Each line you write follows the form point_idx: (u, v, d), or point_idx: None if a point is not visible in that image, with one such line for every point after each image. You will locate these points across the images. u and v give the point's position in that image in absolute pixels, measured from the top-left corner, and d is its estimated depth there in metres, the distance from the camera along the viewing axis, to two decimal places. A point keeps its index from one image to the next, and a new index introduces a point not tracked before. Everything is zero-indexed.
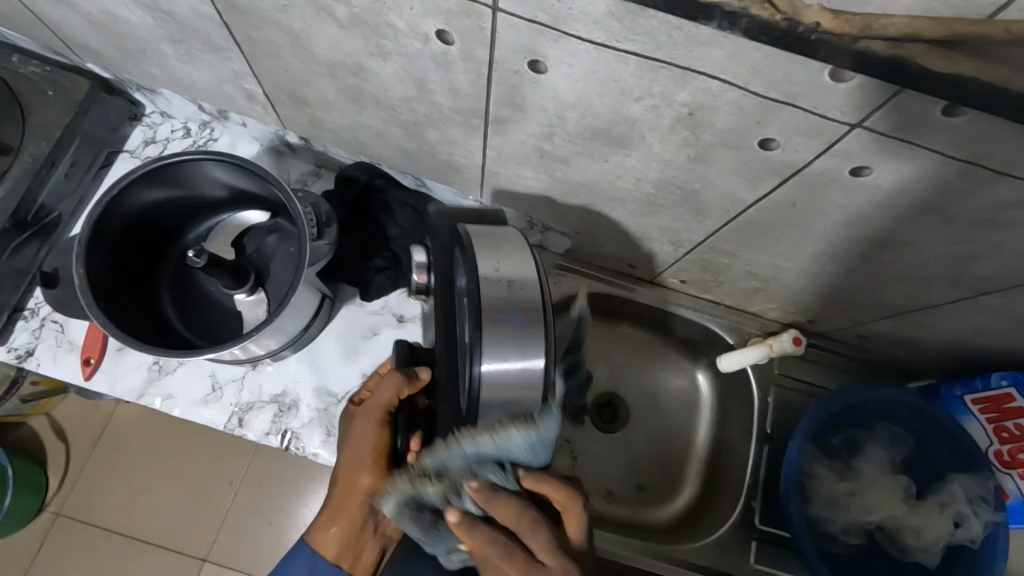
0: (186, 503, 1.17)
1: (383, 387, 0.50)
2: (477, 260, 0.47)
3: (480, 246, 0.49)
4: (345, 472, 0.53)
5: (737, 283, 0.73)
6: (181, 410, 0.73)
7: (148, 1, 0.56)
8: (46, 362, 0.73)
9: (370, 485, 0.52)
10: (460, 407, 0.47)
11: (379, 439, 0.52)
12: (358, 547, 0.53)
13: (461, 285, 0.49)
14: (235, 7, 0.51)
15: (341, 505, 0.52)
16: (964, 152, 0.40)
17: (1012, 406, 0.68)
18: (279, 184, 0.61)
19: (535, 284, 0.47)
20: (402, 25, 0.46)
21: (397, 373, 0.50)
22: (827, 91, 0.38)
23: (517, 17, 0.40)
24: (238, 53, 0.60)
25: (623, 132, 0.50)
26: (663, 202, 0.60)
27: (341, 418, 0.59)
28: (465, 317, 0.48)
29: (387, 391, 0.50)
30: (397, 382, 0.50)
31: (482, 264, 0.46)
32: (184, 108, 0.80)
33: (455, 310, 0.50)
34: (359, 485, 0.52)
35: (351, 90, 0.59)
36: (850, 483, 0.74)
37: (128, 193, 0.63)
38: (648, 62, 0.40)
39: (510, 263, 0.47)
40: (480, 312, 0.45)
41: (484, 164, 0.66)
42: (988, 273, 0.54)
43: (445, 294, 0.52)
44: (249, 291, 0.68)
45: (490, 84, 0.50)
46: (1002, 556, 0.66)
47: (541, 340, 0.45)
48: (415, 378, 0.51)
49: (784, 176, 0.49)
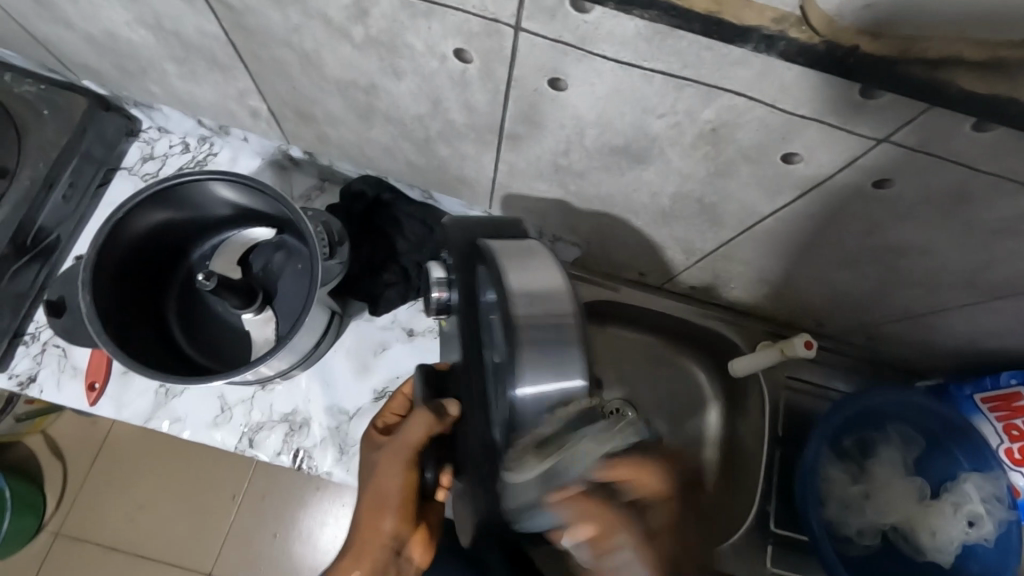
0: (190, 521, 1.15)
1: (411, 428, 0.50)
2: (504, 271, 0.44)
3: (504, 261, 0.45)
4: (366, 511, 0.53)
5: (749, 289, 0.73)
6: (191, 433, 0.72)
7: (151, 20, 0.54)
8: (49, 389, 0.72)
9: (392, 527, 0.52)
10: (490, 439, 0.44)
11: (407, 477, 0.51)
12: None
13: (490, 301, 0.49)
14: (244, 26, 0.50)
15: (361, 546, 0.52)
16: (991, 166, 0.40)
17: (1021, 404, 0.70)
18: (286, 203, 0.60)
19: (570, 301, 0.44)
20: (419, 45, 0.45)
21: (425, 412, 0.49)
22: (857, 109, 0.38)
23: (540, 37, 0.40)
24: (243, 70, 0.59)
25: (642, 147, 0.50)
26: (678, 213, 0.60)
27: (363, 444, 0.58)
28: (496, 337, 0.48)
29: (416, 431, 0.50)
30: (426, 421, 0.49)
31: (514, 280, 0.43)
32: (182, 123, 0.78)
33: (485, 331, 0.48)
34: (382, 526, 0.52)
35: (362, 107, 0.58)
36: (864, 485, 0.75)
37: (132, 216, 0.62)
38: (674, 81, 0.40)
39: (541, 275, 0.44)
40: (515, 330, 0.42)
41: (495, 177, 0.65)
42: (1007, 278, 0.54)
43: (473, 312, 0.50)
44: (258, 309, 0.67)
45: (508, 101, 0.49)
46: (1014, 553, 0.67)
47: (578, 359, 0.42)
48: (443, 416, 0.49)
49: (805, 189, 0.49)
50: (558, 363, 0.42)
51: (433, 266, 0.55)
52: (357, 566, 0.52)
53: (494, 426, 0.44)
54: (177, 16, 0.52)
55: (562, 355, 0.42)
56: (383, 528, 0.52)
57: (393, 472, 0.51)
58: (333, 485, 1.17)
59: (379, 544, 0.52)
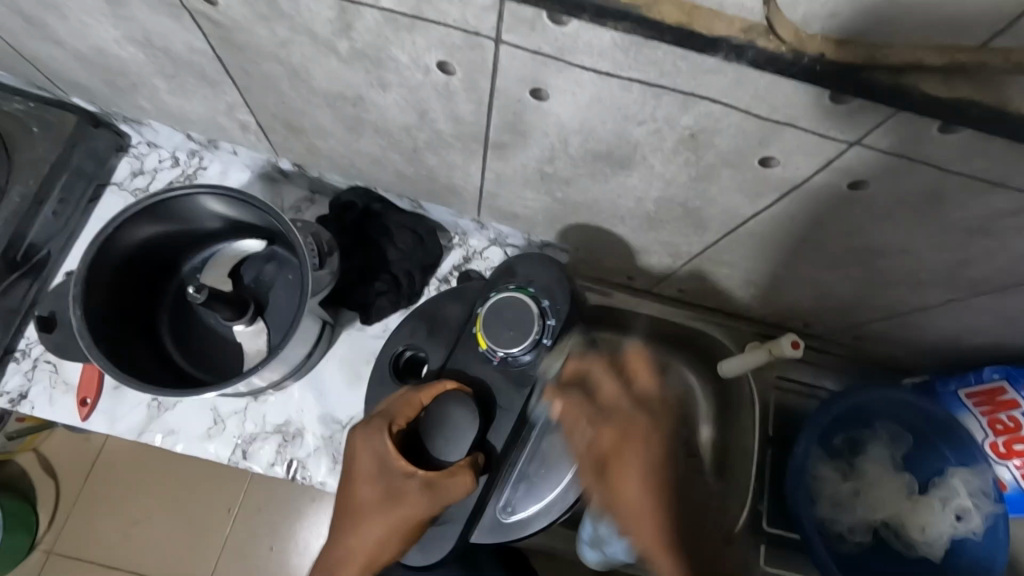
0: (185, 536, 1.14)
1: (456, 485, 0.54)
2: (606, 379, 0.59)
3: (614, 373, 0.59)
4: (373, 535, 0.55)
5: (735, 290, 0.74)
6: (184, 446, 0.72)
7: (140, 37, 0.55)
8: (41, 404, 0.72)
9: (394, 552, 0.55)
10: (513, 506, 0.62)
11: (423, 520, 0.55)
12: None
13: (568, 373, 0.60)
14: (231, 41, 0.51)
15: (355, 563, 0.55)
16: (960, 167, 0.41)
17: (1005, 399, 0.71)
18: (276, 215, 0.61)
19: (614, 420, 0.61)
20: (404, 58, 0.46)
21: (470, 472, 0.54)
22: (828, 114, 0.39)
23: (520, 49, 0.41)
24: (232, 85, 0.59)
25: (624, 154, 0.51)
26: (663, 217, 0.61)
27: (370, 441, 0.56)
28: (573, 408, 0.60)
29: (457, 488, 0.54)
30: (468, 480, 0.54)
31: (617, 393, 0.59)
32: (172, 137, 0.78)
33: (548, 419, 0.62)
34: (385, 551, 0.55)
35: (350, 119, 0.59)
36: (853, 483, 0.76)
37: (122, 230, 0.62)
38: (652, 89, 0.41)
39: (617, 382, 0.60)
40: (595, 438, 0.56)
41: (483, 185, 0.66)
42: (984, 274, 0.56)
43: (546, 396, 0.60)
44: (249, 321, 0.67)
45: (492, 111, 0.50)
46: (1001, 546, 0.69)
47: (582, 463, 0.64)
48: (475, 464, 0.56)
49: (783, 192, 0.50)
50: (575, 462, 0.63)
51: (523, 303, 0.57)
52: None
53: (525, 494, 0.62)
54: (166, 33, 0.53)
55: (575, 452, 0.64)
56: (387, 552, 0.55)
57: (413, 516, 0.54)
58: (329, 496, 1.17)
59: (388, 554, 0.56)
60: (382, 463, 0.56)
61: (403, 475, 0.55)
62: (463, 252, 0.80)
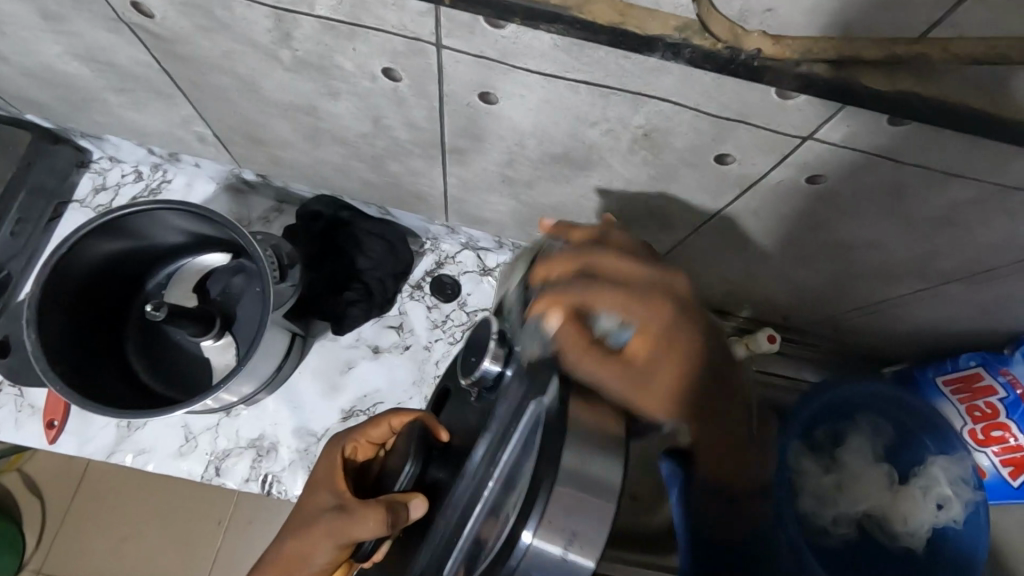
0: (173, 553, 1.13)
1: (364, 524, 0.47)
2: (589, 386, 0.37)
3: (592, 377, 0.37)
4: (288, 551, 0.53)
5: (710, 286, 0.74)
6: (155, 466, 0.71)
7: (85, 53, 0.54)
8: (7, 429, 0.70)
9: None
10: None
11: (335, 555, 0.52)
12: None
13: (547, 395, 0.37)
14: (175, 53, 0.50)
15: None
16: (913, 159, 0.41)
17: (982, 385, 0.72)
18: (235, 228, 0.60)
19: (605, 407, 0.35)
20: (349, 65, 0.45)
21: (380, 513, 0.46)
22: (777, 110, 0.38)
23: (463, 53, 0.40)
24: (184, 97, 0.58)
25: (583, 155, 0.50)
26: (630, 217, 0.60)
27: (324, 457, 0.58)
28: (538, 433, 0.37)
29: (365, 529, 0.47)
30: (378, 524, 0.46)
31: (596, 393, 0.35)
32: (134, 152, 0.77)
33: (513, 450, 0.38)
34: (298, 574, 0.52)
35: (307, 129, 0.58)
36: (836, 475, 0.74)
37: (78, 249, 0.61)
38: (599, 89, 0.40)
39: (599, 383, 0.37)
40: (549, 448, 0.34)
41: (448, 190, 0.65)
42: (951, 264, 0.55)
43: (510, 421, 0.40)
44: (217, 335, 0.66)
45: (445, 116, 0.49)
46: (983, 532, 0.70)
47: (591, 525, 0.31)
48: (398, 514, 0.46)
49: (743, 188, 0.49)
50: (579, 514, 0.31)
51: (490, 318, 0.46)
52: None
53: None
54: (109, 47, 0.52)
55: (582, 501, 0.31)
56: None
57: (323, 547, 0.51)
58: None
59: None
60: (322, 479, 0.56)
61: (323, 503, 0.54)
62: (435, 257, 0.79)
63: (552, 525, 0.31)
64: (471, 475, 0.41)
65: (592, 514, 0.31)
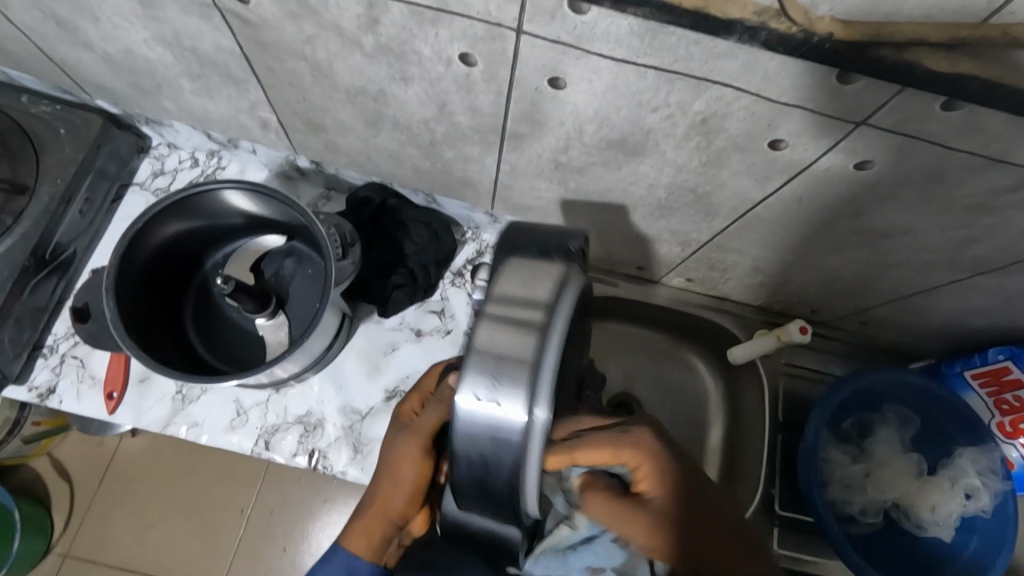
0: (202, 537, 1.15)
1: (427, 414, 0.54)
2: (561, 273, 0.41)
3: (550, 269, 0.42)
4: (381, 491, 0.59)
5: (744, 278, 0.76)
6: (208, 438, 0.74)
7: (171, 38, 0.57)
8: (68, 399, 0.73)
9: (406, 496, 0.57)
10: (493, 489, 0.41)
11: (422, 467, 0.57)
12: (382, 545, 0.59)
13: (555, 320, 0.39)
14: (260, 40, 0.53)
15: (370, 520, 0.58)
16: (960, 144, 0.43)
17: (1010, 379, 0.74)
18: (300, 208, 0.63)
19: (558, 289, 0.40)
20: (427, 50, 0.48)
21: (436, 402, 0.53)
22: (834, 94, 0.41)
23: (541, 38, 0.43)
24: (256, 82, 0.61)
25: (638, 141, 0.53)
26: (674, 204, 0.63)
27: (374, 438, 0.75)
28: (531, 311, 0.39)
29: (430, 418, 0.54)
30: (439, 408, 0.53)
31: (548, 282, 0.40)
32: (193, 138, 0.80)
33: (552, 363, 0.38)
34: (391, 506, 0.58)
35: (370, 114, 0.61)
36: (864, 464, 0.76)
37: (151, 227, 0.65)
38: (665, 74, 0.43)
39: (533, 280, 0.41)
40: (466, 355, 0.39)
41: (498, 177, 0.68)
42: (984, 254, 0.58)
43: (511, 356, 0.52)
44: (270, 314, 0.69)
45: (510, 102, 0.52)
46: (1011, 522, 0.70)
47: (539, 385, 0.38)
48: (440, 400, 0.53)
49: (790, 174, 0.52)
50: (503, 374, 0.38)
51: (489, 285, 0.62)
52: (363, 530, 0.58)
53: (530, 495, 0.41)
54: (195, 33, 0.55)
55: (505, 369, 0.38)
56: (395, 507, 0.58)
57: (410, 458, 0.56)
58: (342, 496, 1.17)
59: (382, 521, 0.59)
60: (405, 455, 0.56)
61: (388, 440, 0.59)
62: (476, 245, 0.81)
63: (487, 353, 0.38)
64: (478, 374, 0.38)
65: (501, 371, 0.38)
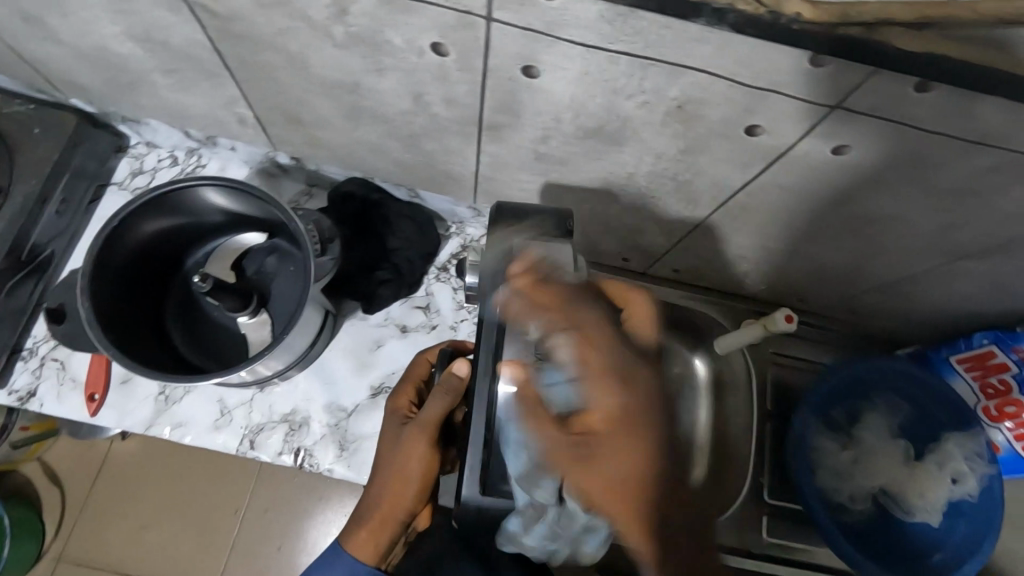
0: (194, 538, 1.15)
1: (433, 404, 0.58)
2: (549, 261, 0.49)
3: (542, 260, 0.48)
4: (383, 488, 0.59)
5: (729, 267, 0.76)
6: (192, 438, 0.73)
7: (141, 32, 0.56)
8: (49, 402, 0.73)
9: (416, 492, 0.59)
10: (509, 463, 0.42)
11: (430, 457, 0.59)
12: (388, 545, 0.60)
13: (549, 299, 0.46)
14: (230, 32, 0.52)
15: (379, 519, 0.59)
16: (936, 125, 0.43)
17: (994, 363, 0.74)
18: (277, 203, 0.63)
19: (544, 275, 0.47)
20: (399, 40, 0.47)
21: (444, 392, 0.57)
22: (808, 77, 0.40)
23: (512, 25, 0.42)
24: (230, 76, 0.61)
25: (616, 129, 0.52)
26: (655, 193, 0.62)
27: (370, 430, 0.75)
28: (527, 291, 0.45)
29: (437, 407, 0.58)
30: (445, 398, 0.57)
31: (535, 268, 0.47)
32: (171, 136, 0.79)
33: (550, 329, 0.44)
34: (400, 502, 0.59)
35: (346, 107, 0.60)
36: (853, 451, 0.77)
37: (127, 226, 0.64)
38: (639, 60, 0.43)
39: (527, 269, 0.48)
40: None
41: (480, 168, 0.67)
42: (965, 238, 0.58)
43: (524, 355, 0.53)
44: (252, 312, 0.68)
45: (486, 91, 0.51)
46: (997, 504, 0.70)
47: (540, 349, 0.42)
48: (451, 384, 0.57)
49: (769, 160, 0.51)
50: None
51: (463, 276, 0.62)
52: (367, 532, 0.59)
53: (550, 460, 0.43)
54: (165, 26, 0.54)
55: None
56: (404, 502, 0.59)
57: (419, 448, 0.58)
58: (336, 494, 1.17)
59: (388, 521, 0.59)
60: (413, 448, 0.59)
61: (391, 434, 0.62)
62: (461, 239, 0.81)
63: None
64: None
65: None
